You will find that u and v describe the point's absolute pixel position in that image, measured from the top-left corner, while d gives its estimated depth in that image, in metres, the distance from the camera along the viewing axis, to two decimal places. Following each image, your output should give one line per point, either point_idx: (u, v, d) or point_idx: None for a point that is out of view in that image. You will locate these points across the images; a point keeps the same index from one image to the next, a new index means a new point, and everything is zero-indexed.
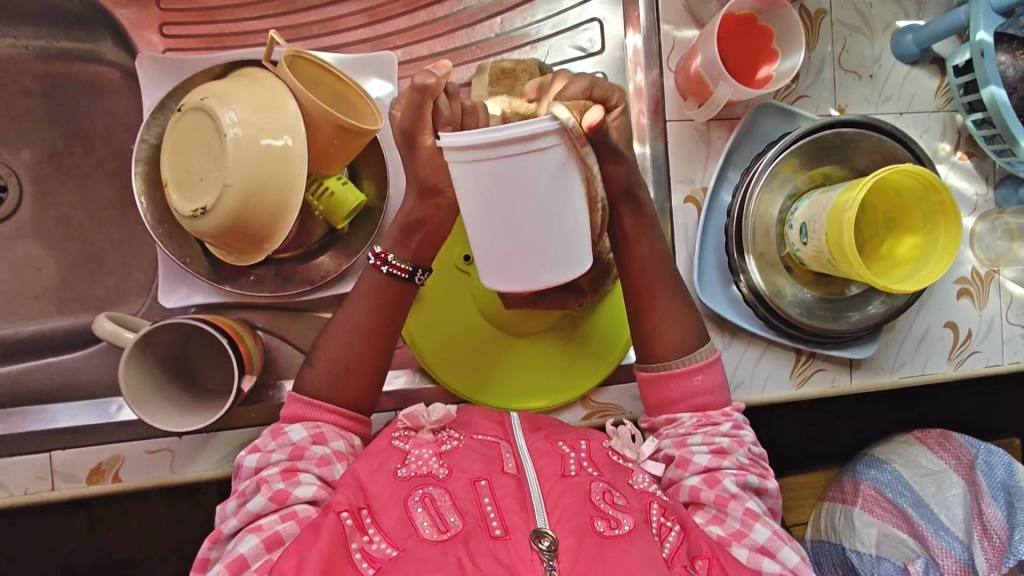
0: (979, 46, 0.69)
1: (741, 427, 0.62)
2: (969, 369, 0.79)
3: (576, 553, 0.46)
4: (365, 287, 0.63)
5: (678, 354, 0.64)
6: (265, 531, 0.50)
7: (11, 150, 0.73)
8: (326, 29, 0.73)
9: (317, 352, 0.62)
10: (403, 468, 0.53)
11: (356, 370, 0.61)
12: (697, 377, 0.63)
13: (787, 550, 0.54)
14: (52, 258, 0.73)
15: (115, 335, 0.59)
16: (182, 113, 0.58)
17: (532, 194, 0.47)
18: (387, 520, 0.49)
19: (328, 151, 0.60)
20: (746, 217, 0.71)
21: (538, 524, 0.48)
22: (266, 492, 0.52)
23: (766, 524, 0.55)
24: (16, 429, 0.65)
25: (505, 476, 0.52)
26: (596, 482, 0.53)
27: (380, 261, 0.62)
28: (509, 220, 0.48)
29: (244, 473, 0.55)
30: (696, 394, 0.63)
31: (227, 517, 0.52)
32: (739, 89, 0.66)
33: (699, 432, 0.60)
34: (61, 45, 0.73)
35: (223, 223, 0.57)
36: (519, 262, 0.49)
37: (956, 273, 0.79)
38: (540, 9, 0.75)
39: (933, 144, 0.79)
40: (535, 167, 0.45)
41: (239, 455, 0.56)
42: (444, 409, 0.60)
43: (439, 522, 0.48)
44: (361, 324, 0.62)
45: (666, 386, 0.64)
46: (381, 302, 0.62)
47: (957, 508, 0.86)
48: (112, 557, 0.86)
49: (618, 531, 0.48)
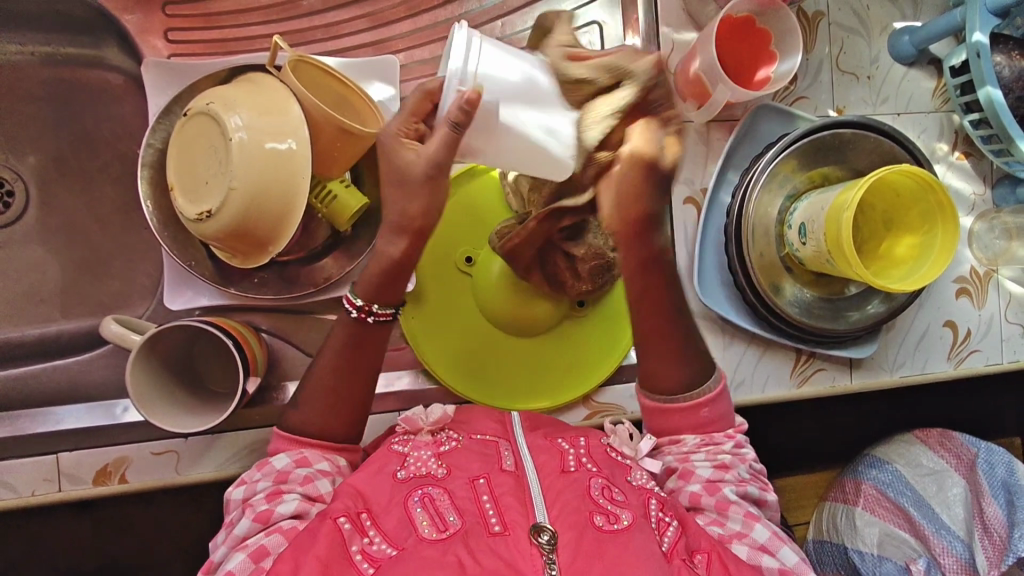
0: (975, 47, 0.70)
1: (743, 445, 0.62)
2: (969, 367, 0.80)
3: (576, 546, 0.46)
4: (342, 332, 0.62)
5: (685, 388, 0.63)
6: (251, 548, 0.50)
7: (16, 154, 0.74)
8: (328, 34, 0.74)
9: (302, 394, 0.61)
10: (402, 470, 0.54)
11: (344, 405, 0.61)
12: (705, 410, 0.62)
13: (785, 549, 0.55)
14: (57, 261, 0.74)
15: (122, 337, 0.60)
16: (187, 118, 0.58)
17: (508, 87, 0.50)
18: (388, 521, 0.50)
19: (332, 153, 0.61)
20: (746, 217, 0.72)
21: (537, 519, 0.48)
22: (250, 514, 0.52)
23: (766, 524, 0.55)
24: (23, 431, 0.66)
25: (504, 475, 0.52)
26: (595, 478, 0.53)
27: (364, 314, 0.60)
28: (514, 119, 0.50)
29: (233, 506, 0.55)
30: (702, 425, 0.62)
31: (216, 547, 0.52)
32: (737, 92, 0.67)
33: (702, 450, 0.60)
34: (67, 51, 0.74)
35: (228, 226, 0.57)
36: (549, 145, 0.52)
37: (955, 273, 0.80)
38: (540, 12, 0.76)
39: (931, 144, 0.80)
40: (497, 52, 0.50)
41: (227, 489, 0.56)
42: (441, 411, 0.60)
43: (438, 522, 0.48)
44: (341, 367, 0.61)
45: (671, 417, 0.63)
46: (360, 343, 0.61)
47: (957, 507, 0.88)
48: (117, 560, 0.87)
49: (617, 526, 0.48)
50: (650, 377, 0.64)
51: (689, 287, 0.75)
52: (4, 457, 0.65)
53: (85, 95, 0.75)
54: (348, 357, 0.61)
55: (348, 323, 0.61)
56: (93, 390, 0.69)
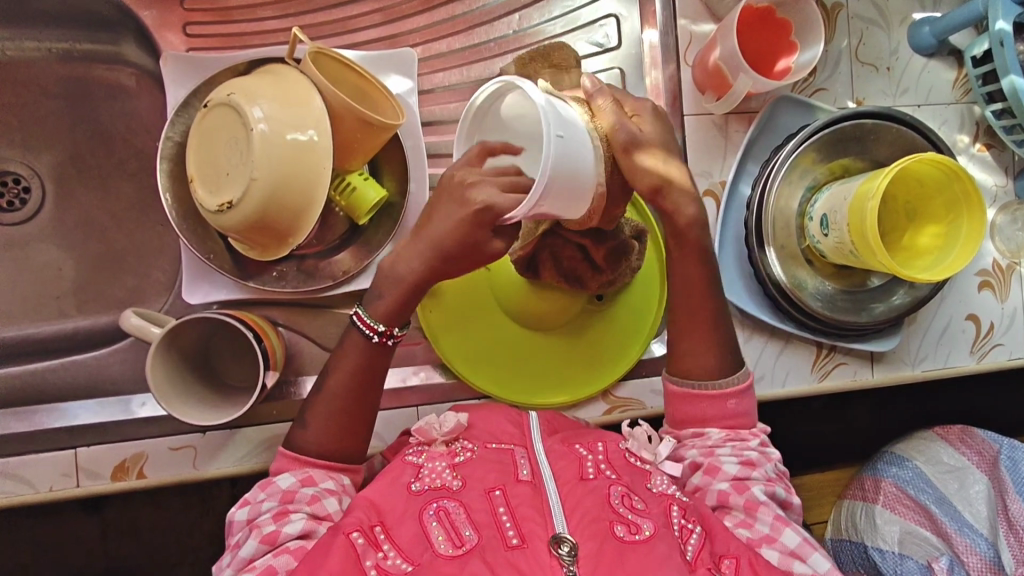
0: (999, 36, 0.69)
1: (768, 444, 0.61)
2: (992, 362, 0.79)
3: (595, 561, 0.46)
4: (353, 355, 0.60)
5: (711, 376, 0.63)
6: (260, 569, 0.49)
7: (32, 152, 0.75)
8: (344, 27, 0.74)
9: (309, 410, 0.60)
10: (417, 482, 0.53)
11: (348, 428, 0.59)
12: (732, 401, 0.61)
13: (817, 555, 0.53)
14: (72, 258, 0.74)
15: (142, 330, 0.59)
16: (208, 110, 0.58)
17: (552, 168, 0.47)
18: (401, 534, 0.49)
19: (351, 144, 0.61)
20: (766, 210, 0.71)
21: (556, 530, 0.47)
22: (256, 536, 0.51)
23: (796, 530, 0.55)
24: (40, 426, 0.66)
25: (521, 484, 0.51)
26: (615, 486, 0.52)
27: (386, 337, 0.60)
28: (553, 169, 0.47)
29: (235, 528, 0.54)
30: (730, 416, 0.61)
31: (223, 569, 0.52)
32: (759, 80, 0.66)
33: (728, 445, 0.60)
34: (83, 48, 0.74)
35: (248, 219, 0.57)
36: None
37: (977, 266, 0.79)
38: (557, 5, 0.75)
39: (952, 136, 0.79)
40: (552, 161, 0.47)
41: (229, 511, 0.55)
42: (454, 419, 0.57)
43: (454, 537, 0.48)
44: (353, 390, 0.60)
45: (696, 404, 0.62)
46: (369, 370, 0.60)
47: (981, 505, 0.86)
48: (128, 559, 0.86)
49: (639, 536, 0.48)
50: (680, 360, 0.64)
51: None
52: (20, 452, 0.65)
53: (100, 93, 0.75)
54: (358, 381, 0.60)
55: (366, 346, 0.60)
56: (110, 384, 0.68)
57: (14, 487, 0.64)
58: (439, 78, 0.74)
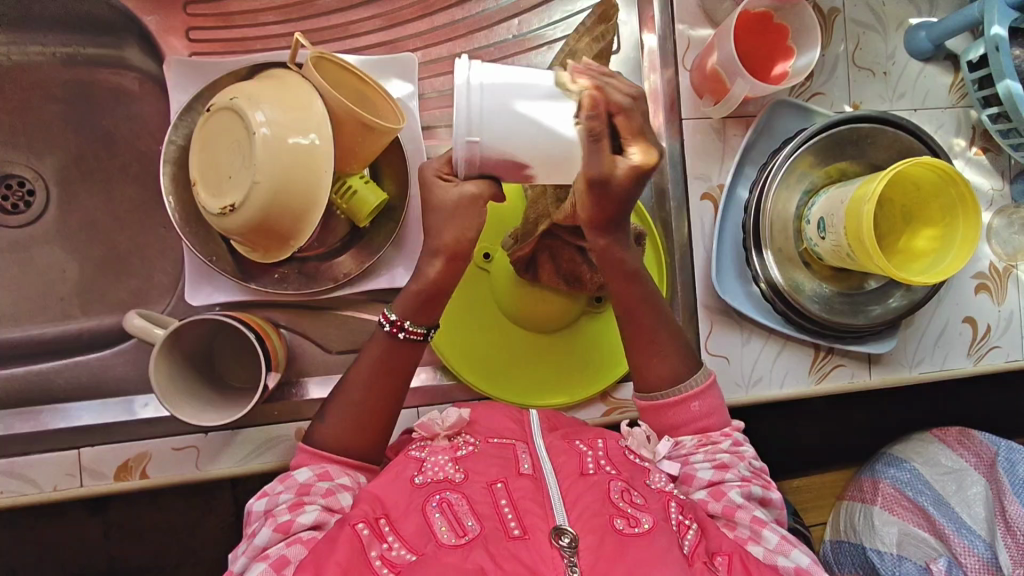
0: (994, 41, 0.70)
1: (742, 444, 0.62)
2: (989, 364, 0.79)
3: (596, 552, 0.46)
4: (375, 350, 0.61)
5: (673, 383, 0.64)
6: (274, 556, 0.49)
7: (36, 154, 0.75)
8: (345, 32, 0.74)
9: (327, 407, 0.61)
10: (420, 474, 0.53)
11: (363, 422, 0.60)
12: (695, 404, 0.63)
13: (798, 551, 0.53)
14: (76, 261, 0.75)
15: (145, 332, 0.60)
16: (212, 114, 0.59)
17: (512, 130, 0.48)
18: (406, 527, 0.49)
19: (353, 149, 0.61)
20: (763, 214, 0.72)
21: (558, 522, 0.48)
22: (271, 524, 0.51)
23: (774, 529, 0.54)
24: (45, 426, 0.66)
25: (522, 478, 0.52)
26: (614, 480, 0.52)
27: (397, 328, 0.60)
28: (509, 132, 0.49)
29: (253, 518, 0.55)
30: (696, 419, 0.63)
31: (238, 558, 0.52)
32: (756, 85, 0.67)
33: (700, 451, 0.60)
34: (88, 52, 0.75)
35: (250, 221, 0.58)
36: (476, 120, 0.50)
37: (973, 269, 0.79)
38: (556, 10, 0.76)
39: (948, 139, 0.80)
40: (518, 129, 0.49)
41: (249, 501, 0.55)
42: (456, 415, 0.59)
43: (457, 527, 0.48)
44: (370, 384, 0.61)
45: (666, 414, 0.63)
46: (389, 363, 0.61)
47: (979, 506, 0.86)
48: (128, 559, 0.86)
49: (638, 529, 0.48)
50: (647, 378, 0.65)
51: (704, 282, 0.75)
52: (26, 452, 0.65)
53: (105, 97, 0.76)
54: (374, 376, 0.61)
55: (381, 339, 0.61)
56: (115, 385, 0.69)
57: (19, 486, 0.65)
58: (439, 83, 0.74)
